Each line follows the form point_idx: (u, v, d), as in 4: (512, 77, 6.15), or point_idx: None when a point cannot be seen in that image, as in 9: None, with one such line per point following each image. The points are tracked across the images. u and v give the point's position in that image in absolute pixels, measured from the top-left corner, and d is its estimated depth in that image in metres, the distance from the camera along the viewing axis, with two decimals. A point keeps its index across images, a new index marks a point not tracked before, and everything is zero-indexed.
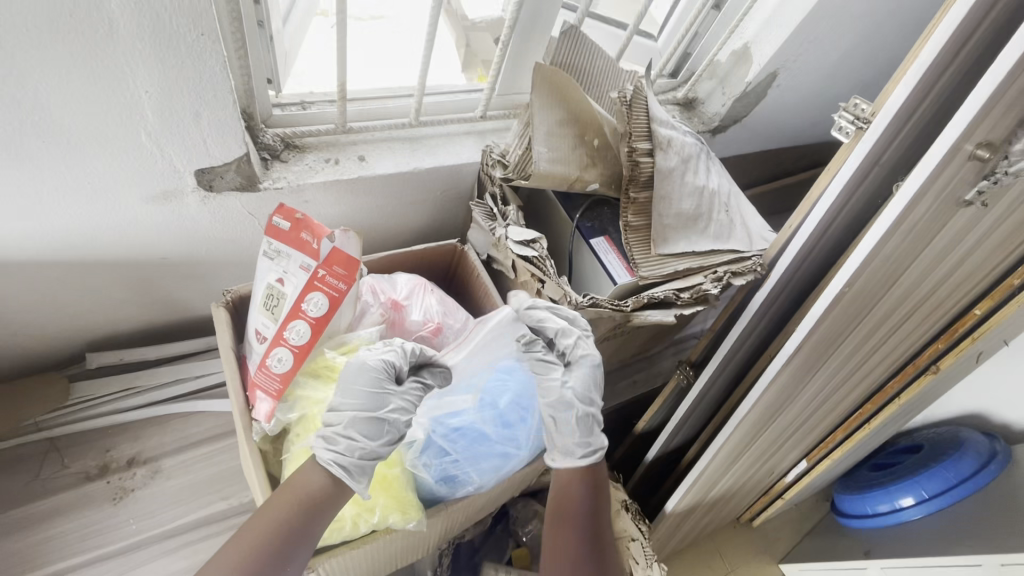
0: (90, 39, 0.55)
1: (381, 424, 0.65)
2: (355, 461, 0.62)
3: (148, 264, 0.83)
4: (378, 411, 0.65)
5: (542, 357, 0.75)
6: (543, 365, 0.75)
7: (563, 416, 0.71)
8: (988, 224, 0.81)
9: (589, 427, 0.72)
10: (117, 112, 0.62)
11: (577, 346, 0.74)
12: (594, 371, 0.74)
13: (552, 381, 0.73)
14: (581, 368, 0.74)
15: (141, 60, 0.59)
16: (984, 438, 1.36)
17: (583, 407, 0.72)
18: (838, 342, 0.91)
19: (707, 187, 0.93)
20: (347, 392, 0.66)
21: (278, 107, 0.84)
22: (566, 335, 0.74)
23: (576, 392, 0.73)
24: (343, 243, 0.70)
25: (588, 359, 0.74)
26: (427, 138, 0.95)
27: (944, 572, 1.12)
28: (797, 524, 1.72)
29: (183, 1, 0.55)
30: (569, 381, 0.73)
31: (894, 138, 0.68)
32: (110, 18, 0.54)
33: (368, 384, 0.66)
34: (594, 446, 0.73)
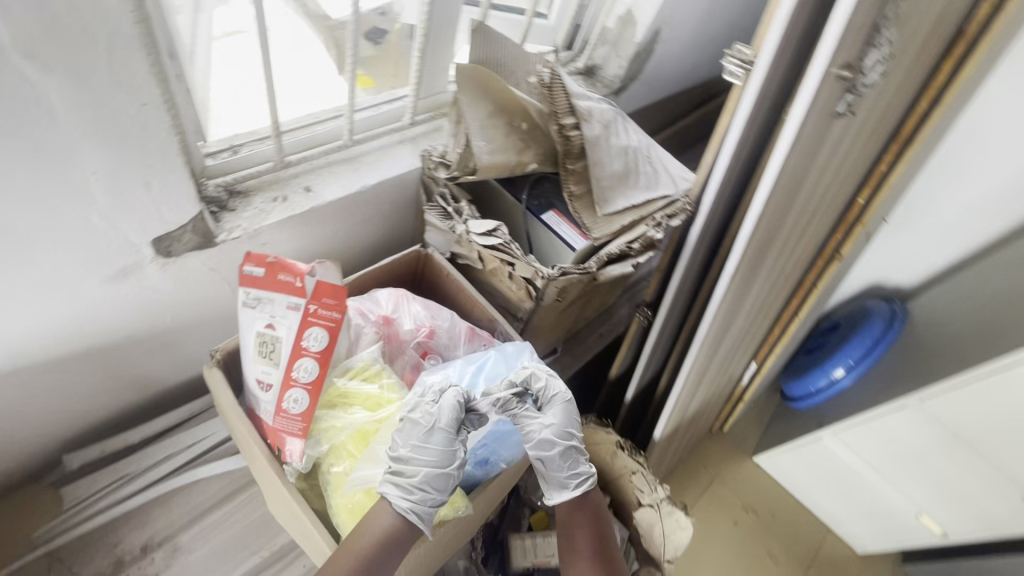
0: (30, 132, 0.59)
1: (454, 475, 0.68)
2: (427, 509, 0.67)
3: (113, 346, 0.83)
4: (449, 466, 0.68)
5: (520, 411, 0.77)
6: (519, 417, 0.77)
7: (550, 455, 0.75)
8: (857, 127, 0.97)
9: (574, 458, 0.77)
10: (68, 200, 0.65)
11: (548, 386, 0.78)
12: (567, 408, 0.78)
13: (533, 427, 0.76)
14: (556, 406, 0.78)
15: (86, 143, 0.63)
16: (885, 305, 1.68)
17: (564, 442, 0.76)
18: (765, 254, 1.06)
19: (630, 146, 1.01)
20: (422, 448, 0.68)
21: (210, 156, 0.83)
22: (537, 379, 0.79)
23: (556, 430, 0.76)
24: (324, 274, 0.74)
25: (559, 397, 0.78)
26: (364, 155, 1.00)
27: (882, 420, 1.33)
28: (757, 419, 1.94)
29: (122, 73, 0.61)
30: (549, 420, 0.77)
31: (776, 73, 0.79)
32: (49, 109, 0.58)
33: (443, 441, 0.69)
34: (583, 473, 0.78)
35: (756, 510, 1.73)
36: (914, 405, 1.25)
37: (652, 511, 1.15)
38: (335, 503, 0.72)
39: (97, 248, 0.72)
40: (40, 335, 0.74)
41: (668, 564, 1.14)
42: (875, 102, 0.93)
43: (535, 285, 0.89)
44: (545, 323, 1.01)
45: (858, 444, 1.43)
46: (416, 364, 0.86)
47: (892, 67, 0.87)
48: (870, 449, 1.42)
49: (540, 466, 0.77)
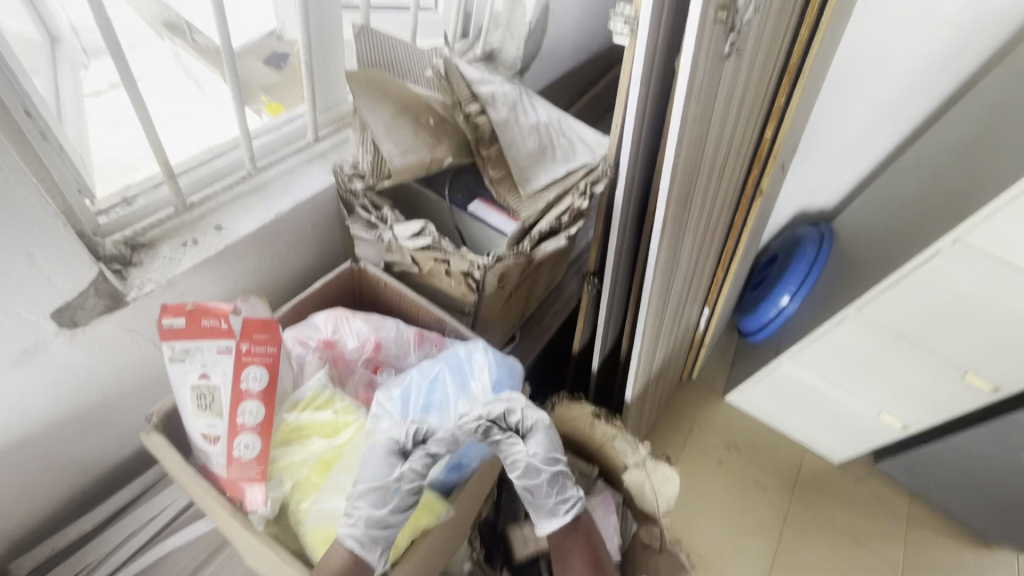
0: None
1: (390, 489, 0.67)
2: (366, 531, 0.65)
3: (36, 435, 0.77)
4: (383, 480, 0.68)
5: (502, 439, 0.76)
6: (502, 446, 0.76)
7: (536, 483, 0.75)
8: (747, 65, 1.01)
9: (561, 483, 0.77)
10: None
11: (526, 416, 0.75)
12: (549, 434, 0.76)
13: (516, 456, 0.76)
14: (538, 434, 0.76)
15: None
16: (813, 228, 1.81)
17: (549, 469, 0.75)
18: (690, 203, 1.09)
19: (540, 122, 1.02)
20: (363, 468, 0.69)
21: (102, 214, 0.78)
22: (512, 412, 0.75)
23: (539, 458, 0.75)
24: (251, 311, 0.70)
25: (540, 424, 0.76)
26: (273, 181, 0.96)
27: (828, 334, 1.42)
28: (721, 360, 2.01)
29: None
30: (532, 448, 0.75)
31: (660, 24, 0.81)
32: None
33: (380, 457, 0.69)
34: (571, 497, 0.78)
35: (738, 447, 1.80)
36: (852, 315, 1.34)
37: (639, 471, 1.17)
38: (309, 539, 0.69)
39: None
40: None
41: (665, 518, 1.16)
42: (758, 39, 0.98)
43: (474, 277, 0.89)
44: (494, 313, 1.01)
45: (812, 362, 1.52)
46: (369, 381, 0.84)
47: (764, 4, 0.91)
48: (825, 365, 1.50)
49: (530, 493, 0.77)
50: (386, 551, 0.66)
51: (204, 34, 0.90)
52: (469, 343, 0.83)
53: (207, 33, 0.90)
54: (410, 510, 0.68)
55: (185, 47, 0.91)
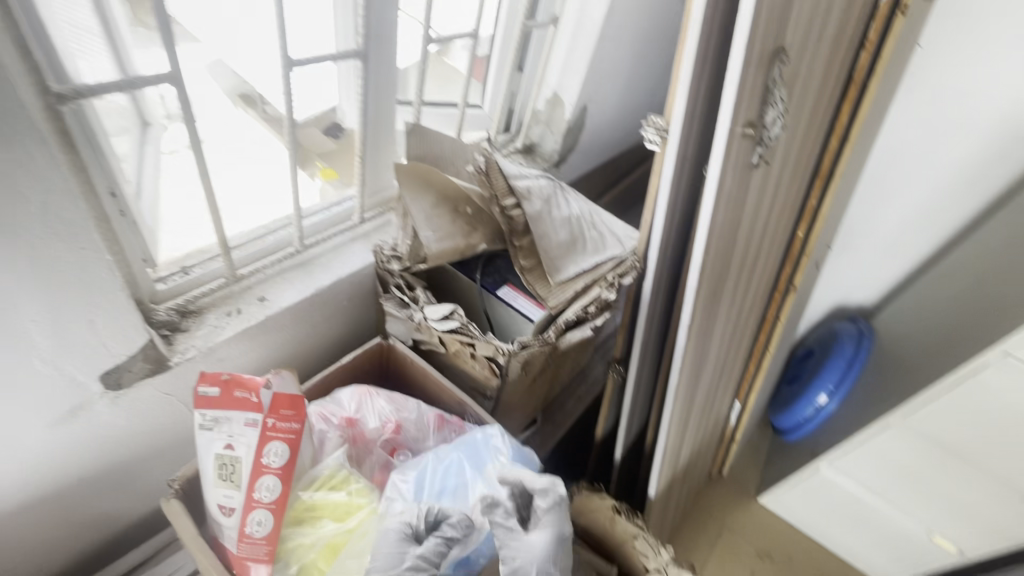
0: None
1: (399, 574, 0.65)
2: None
3: (64, 491, 0.80)
4: (393, 569, 0.65)
5: (505, 522, 0.70)
6: (503, 532, 0.70)
7: None
8: (776, 172, 1.04)
9: None
10: (8, 350, 0.65)
11: (545, 510, 0.72)
12: (558, 541, 0.71)
13: (511, 547, 0.69)
14: (546, 535, 0.70)
15: (28, 291, 0.63)
16: (851, 323, 1.76)
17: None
18: (719, 299, 1.09)
19: (573, 215, 1.06)
20: (376, 551, 0.67)
21: (161, 281, 0.85)
22: (544, 495, 0.73)
23: (535, 561, 0.68)
24: (281, 385, 0.71)
25: (554, 525, 0.71)
26: (317, 258, 1.02)
27: (870, 443, 1.33)
28: (754, 458, 1.91)
29: (60, 224, 0.63)
30: (532, 546, 0.69)
31: (690, 135, 0.86)
32: None
33: (392, 540, 0.68)
34: None
35: (771, 557, 1.66)
36: (896, 424, 1.26)
37: None
38: None
39: (43, 393, 0.71)
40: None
41: None
42: (787, 148, 1.02)
43: (498, 362, 0.90)
44: (516, 397, 1.01)
45: (853, 471, 1.42)
46: (386, 463, 0.84)
47: (792, 119, 0.95)
48: (866, 473, 1.41)
49: None
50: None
51: (272, 104, 0.94)
52: (487, 429, 0.84)
53: (277, 103, 0.95)
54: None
55: (256, 116, 0.94)
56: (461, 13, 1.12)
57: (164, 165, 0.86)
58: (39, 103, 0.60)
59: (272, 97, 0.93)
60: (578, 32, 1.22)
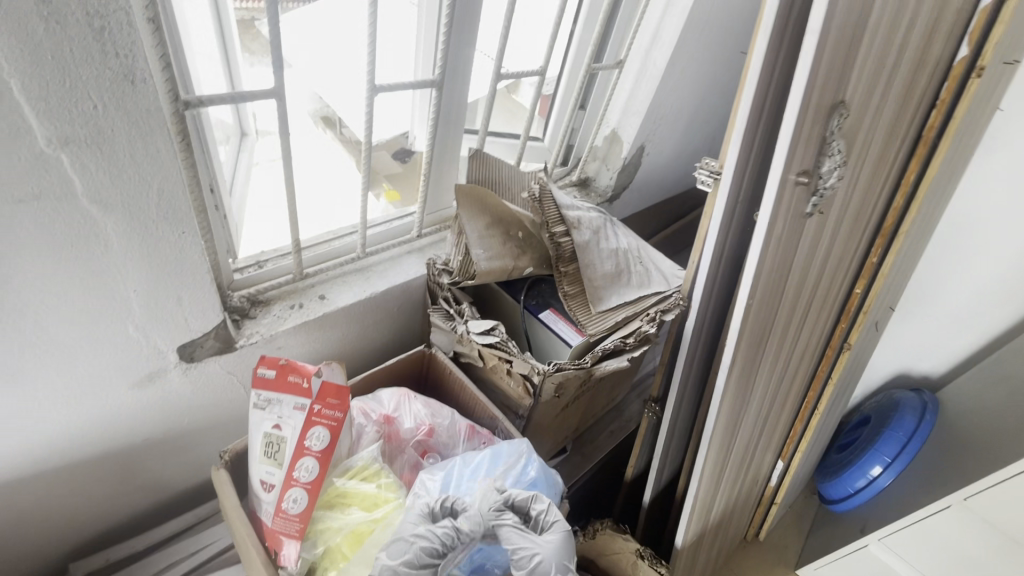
0: (88, 259, 0.69)
1: (405, 543, 0.68)
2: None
3: (131, 450, 0.89)
4: (405, 534, 0.69)
5: (515, 525, 0.71)
6: (513, 538, 0.70)
7: None
8: (833, 223, 1.03)
9: None
10: (111, 315, 0.75)
11: (548, 511, 0.73)
12: (567, 537, 0.71)
13: (524, 550, 0.69)
14: (556, 534, 0.71)
15: (132, 265, 0.73)
16: (914, 394, 1.64)
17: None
18: (764, 346, 1.08)
19: (620, 248, 1.09)
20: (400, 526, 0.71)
21: (238, 271, 0.94)
22: (538, 501, 0.74)
23: (551, 559, 0.69)
24: (331, 374, 0.76)
25: (560, 524, 0.72)
26: (376, 265, 1.10)
27: (925, 524, 1.24)
28: (797, 526, 1.81)
29: (168, 212, 0.72)
30: (546, 549, 0.69)
31: (742, 180, 0.88)
32: (106, 240, 0.69)
33: (413, 518, 0.72)
34: None
35: None
36: (958, 505, 1.16)
37: None
38: None
39: (128, 357, 0.80)
40: (67, 438, 0.80)
41: None
42: (844, 201, 1.01)
43: (532, 381, 0.92)
44: (547, 420, 1.03)
45: (904, 550, 1.32)
46: (415, 463, 0.87)
47: (851, 171, 0.95)
48: (918, 553, 1.31)
49: None
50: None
51: (349, 127, 1.06)
52: (514, 439, 0.86)
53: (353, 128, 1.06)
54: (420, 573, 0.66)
55: (333, 136, 1.07)
56: (531, 53, 1.20)
57: (253, 172, 1.00)
58: (168, 106, 0.70)
59: (351, 119, 1.02)
60: (641, 76, 1.27)
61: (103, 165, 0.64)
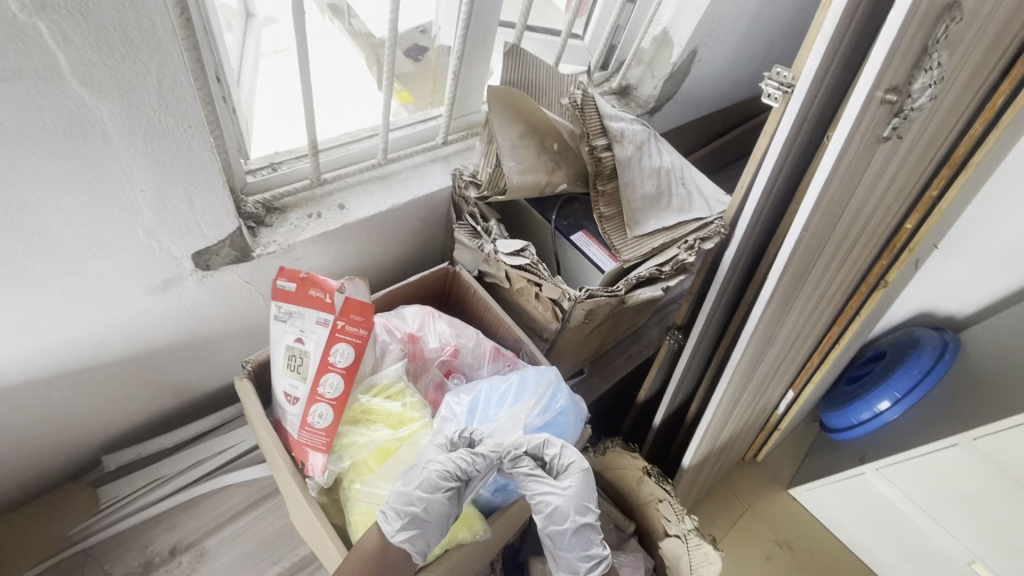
0: (86, 150, 0.62)
1: (420, 469, 0.69)
2: (393, 505, 0.66)
3: (152, 354, 0.88)
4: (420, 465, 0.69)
5: (531, 473, 0.69)
6: (531, 483, 0.69)
7: (559, 531, 0.67)
8: (905, 148, 0.92)
9: (587, 539, 0.68)
10: (117, 215, 0.69)
11: (562, 454, 0.71)
12: (584, 478, 0.70)
13: (542, 496, 0.68)
14: (573, 476, 0.70)
15: (133, 161, 0.66)
16: (936, 333, 1.58)
17: (577, 518, 0.68)
18: (805, 280, 1.02)
19: (663, 167, 1.00)
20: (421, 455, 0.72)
21: (251, 173, 0.87)
22: (550, 445, 0.72)
23: (569, 502, 0.68)
24: (353, 291, 0.75)
25: (576, 466, 0.70)
26: (398, 173, 1.02)
27: (928, 459, 1.25)
28: (795, 450, 1.85)
29: (168, 100, 0.64)
30: (563, 495, 0.68)
31: (816, 94, 0.77)
32: (104, 128, 0.62)
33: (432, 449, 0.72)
34: (596, 555, 0.69)
35: (791, 547, 1.65)
36: (965, 444, 1.16)
37: (679, 541, 1.10)
38: (353, 519, 0.72)
39: (142, 261, 0.76)
40: (85, 339, 0.78)
41: None
42: (924, 124, 0.89)
43: (562, 306, 0.88)
44: (571, 345, 1.00)
45: (901, 481, 1.34)
46: (439, 383, 0.86)
47: (943, 89, 0.83)
48: (918, 485, 1.32)
49: (549, 541, 0.69)
50: (407, 527, 0.65)
51: (360, 18, 0.96)
52: (543, 366, 0.83)
53: (365, 18, 0.96)
54: (434, 496, 0.66)
55: (342, 28, 0.96)
56: None
57: (264, 63, 0.90)
58: None
59: (361, 10, 0.94)
60: None
61: (90, 41, 0.56)
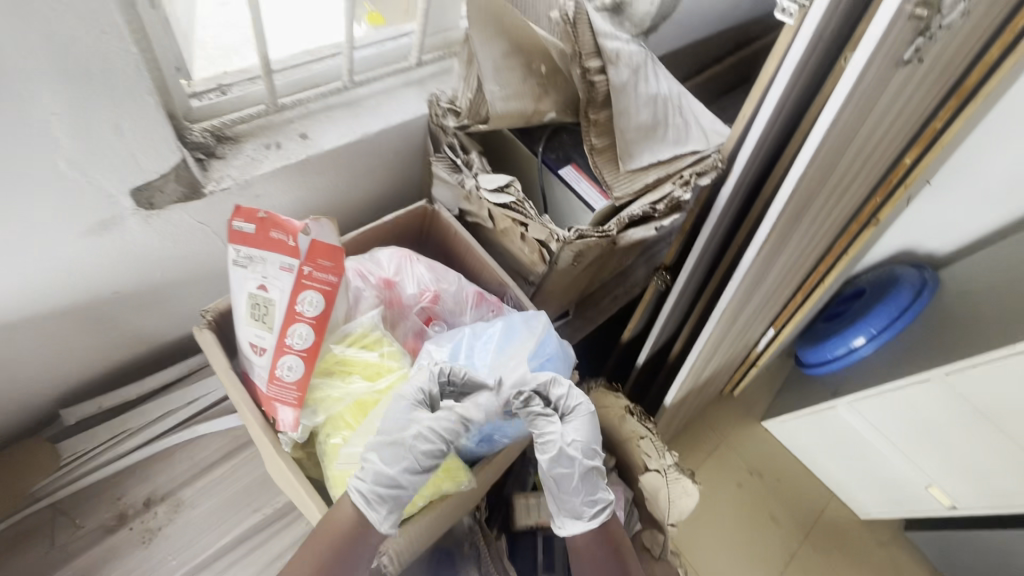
0: None
1: (404, 450, 0.65)
2: (372, 488, 0.64)
3: (101, 303, 0.80)
4: (397, 436, 0.66)
5: (541, 412, 0.70)
6: (537, 423, 0.70)
7: (565, 475, 0.69)
8: (921, 73, 0.85)
9: (592, 484, 0.70)
10: (36, 141, 0.61)
11: (569, 395, 0.71)
12: (590, 419, 0.70)
13: (547, 437, 0.69)
14: (578, 419, 0.70)
15: (37, 69, 0.57)
16: (915, 271, 1.53)
17: (585, 461, 0.69)
18: (802, 217, 0.97)
19: (660, 94, 0.91)
20: (383, 418, 0.67)
21: (196, 97, 0.76)
22: (556, 385, 0.71)
23: (576, 446, 0.69)
24: (319, 233, 0.66)
25: (583, 407, 0.71)
26: (366, 99, 0.91)
27: (901, 393, 1.26)
28: (769, 384, 1.89)
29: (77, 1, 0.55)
30: (571, 434, 0.69)
31: (837, 9, 0.67)
32: None
33: (405, 409, 0.67)
34: (600, 501, 0.71)
35: (761, 474, 1.71)
36: (937, 380, 1.17)
37: (658, 476, 1.09)
38: (329, 475, 0.70)
39: (74, 198, 0.68)
40: (20, 286, 0.71)
41: (672, 529, 1.09)
42: (944, 46, 0.82)
43: (549, 248, 0.82)
44: (560, 287, 0.95)
45: (872, 416, 1.36)
46: (419, 331, 0.82)
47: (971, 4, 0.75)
48: (887, 418, 1.33)
49: (553, 485, 0.70)
50: (393, 512, 0.64)
51: None
52: (530, 312, 0.79)
53: None
54: (422, 477, 0.66)
55: None
56: None
57: None
58: None
59: None
60: None
61: None
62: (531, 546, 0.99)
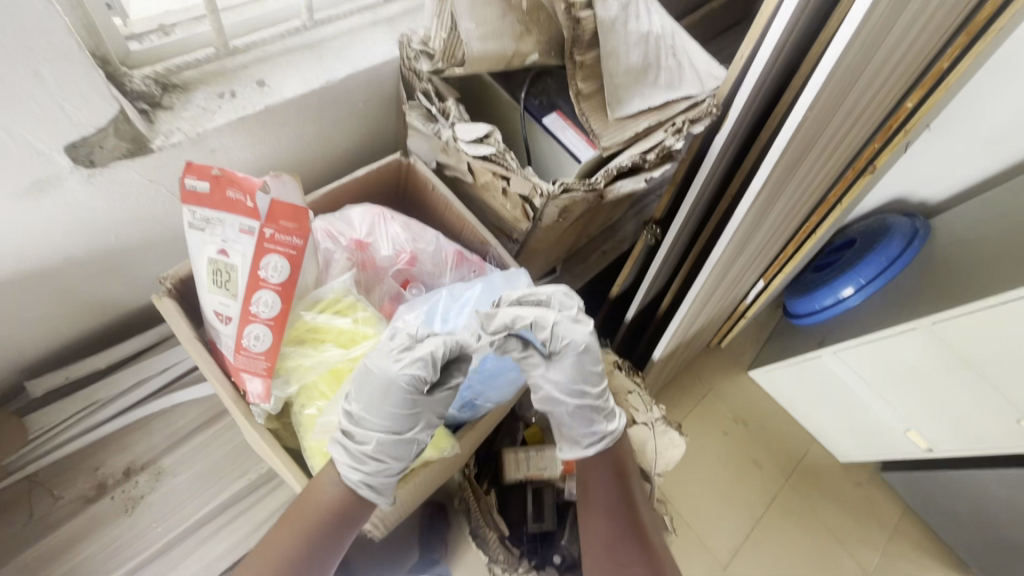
0: None
1: (413, 446, 0.65)
2: (381, 480, 0.65)
3: (54, 270, 0.75)
4: (406, 432, 0.65)
5: (522, 354, 0.71)
6: (523, 363, 0.71)
7: (557, 412, 0.74)
8: (933, 5, 0.78)
9: (587, 419, 0.74)
10: None
11: (554, 337, 0.68)
12: (578, 358, 0.70)
13: (536, 378, 0.72)
14: (567, 358, 0.70)
15: None
16: (907, 220, 1.49)
17: (573, 401, 0.72)
18: (798, 165, 0.92)
19: (652, 32, 0.84)
20: (379, 411, 0.63)
21: (135, 39, 0.70)
22: (539, 327, 0.67)
23: (563, 386, 0.72)
24: (281, 191, 0.62)
25: (571, 347, 0.69)
26: (328, 40, 0.83)
27: (886, 343, 1.25)
28: (756, 335, 1.89)
29: None
30: (555, 374, 0.71)
31: None
32: None
33: (402, 402, 0.63)
34: (599, 432, 0.75)
35: (745, 422, 1.74)
36: (924, 328, 1.16)
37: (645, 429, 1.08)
38: (308, 445, 0.69)
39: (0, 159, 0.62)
40: None
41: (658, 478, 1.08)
42: None
43: (533, 203, 0.77)
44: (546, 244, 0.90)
45: (856, 364, 1.36)
46: (397, 294, 0.77)
47: None
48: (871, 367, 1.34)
49: (552, 418, 0.76)
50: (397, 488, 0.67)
51: None
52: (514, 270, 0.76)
53: None
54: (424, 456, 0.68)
55: None
56: None
57: None
58: None
59: None
60: None
61: None
62: (521, 498, 1.00)
